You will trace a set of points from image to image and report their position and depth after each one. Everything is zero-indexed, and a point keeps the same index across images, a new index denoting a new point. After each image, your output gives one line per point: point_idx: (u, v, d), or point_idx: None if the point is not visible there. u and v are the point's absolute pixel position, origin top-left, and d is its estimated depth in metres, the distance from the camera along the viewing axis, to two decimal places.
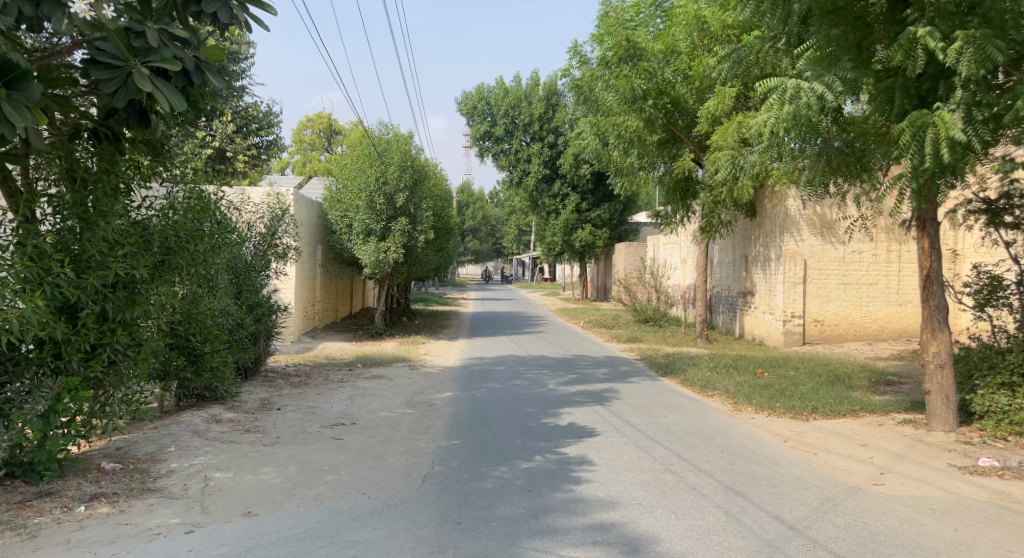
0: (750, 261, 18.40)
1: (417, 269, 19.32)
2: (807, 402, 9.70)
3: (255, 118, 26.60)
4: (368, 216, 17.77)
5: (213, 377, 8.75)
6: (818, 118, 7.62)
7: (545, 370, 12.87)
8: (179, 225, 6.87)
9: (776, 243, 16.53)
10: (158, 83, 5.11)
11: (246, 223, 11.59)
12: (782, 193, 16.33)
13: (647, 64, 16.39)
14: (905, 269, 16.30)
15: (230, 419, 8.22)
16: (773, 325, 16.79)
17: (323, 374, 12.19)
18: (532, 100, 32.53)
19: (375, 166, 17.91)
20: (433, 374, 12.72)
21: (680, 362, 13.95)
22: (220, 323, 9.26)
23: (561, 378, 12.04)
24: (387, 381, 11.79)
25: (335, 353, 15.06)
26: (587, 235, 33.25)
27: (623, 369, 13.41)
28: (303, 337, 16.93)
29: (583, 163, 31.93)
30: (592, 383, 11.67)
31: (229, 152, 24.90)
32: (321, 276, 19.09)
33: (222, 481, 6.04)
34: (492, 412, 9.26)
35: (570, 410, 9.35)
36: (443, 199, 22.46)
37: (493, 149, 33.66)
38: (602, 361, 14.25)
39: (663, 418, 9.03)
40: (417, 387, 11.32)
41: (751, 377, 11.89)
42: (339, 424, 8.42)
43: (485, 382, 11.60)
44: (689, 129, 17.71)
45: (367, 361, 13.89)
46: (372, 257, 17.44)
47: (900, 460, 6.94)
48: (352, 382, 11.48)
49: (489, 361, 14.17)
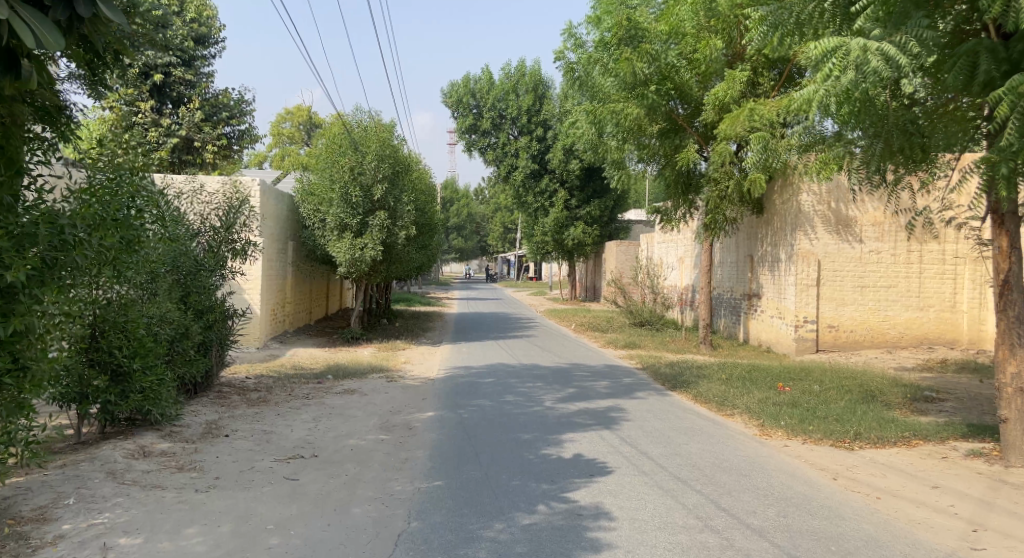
0: (756, 261, 17.12)
1: (397, 268, 17.85)
2: (847, 425, 8.36)
3: (225, 106, 24.94)
4: (343, 211, 16.26)
5: (145, 399, 7.25)
6: (877, 90, 6.33)
7: (539, 383, 11.46)
8: (76, 213, 5.38)
9: (787, 242, 15.25)
10: (23, 15, 3.72)
11: (198, 217, 10.08)
12: (792, 185, 15.09)
13: (649, 46, 14.96)
14: (927, 270, 14.99)
15: (163, 453, 6.74)
16: (783, 331, 15.52)
17: (287, 388, 10.69)
18: (520, 92, 31.08)
19: (351, 155, 16.44)
20: (413, 387, 11.28)
21: (688, 374, 12.56)
22: (157, 334, 7.76)
23: (558, 394, 10.63)
24: (359, 397, 10.32)
25: (304, 362, 13.58)
26: (578, 233, 31.90)
27: (626, 382, 12.01)
28: (271, 343, 15.43)
29: (573, 158, 30.58)
30: (594, 400, 10.26)
31: (197, 142, 24.09)
32: (292, 275, 17.59)
33: (128, 549, 4.58)
34: (482, 440, 7.84)
35: (573, 437, 7.94)
36: (426, 194, 20.99)
37: (480, 143, 32.16)
38: (601, 372, 12.84)
39: (683, 447, 7.64)
40: (394, 405, 9.86)
41: (773, 392, 10.53)
42: (297, 458, 6.95)
43: (472, 399, 10.18)
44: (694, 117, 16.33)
45: (340, 372, 12.42)
46: (347, 256, 16.02)
47: (991, 511, 5.59)
48: (319, 398, 10.02)
49: (476, 371, 12.72)
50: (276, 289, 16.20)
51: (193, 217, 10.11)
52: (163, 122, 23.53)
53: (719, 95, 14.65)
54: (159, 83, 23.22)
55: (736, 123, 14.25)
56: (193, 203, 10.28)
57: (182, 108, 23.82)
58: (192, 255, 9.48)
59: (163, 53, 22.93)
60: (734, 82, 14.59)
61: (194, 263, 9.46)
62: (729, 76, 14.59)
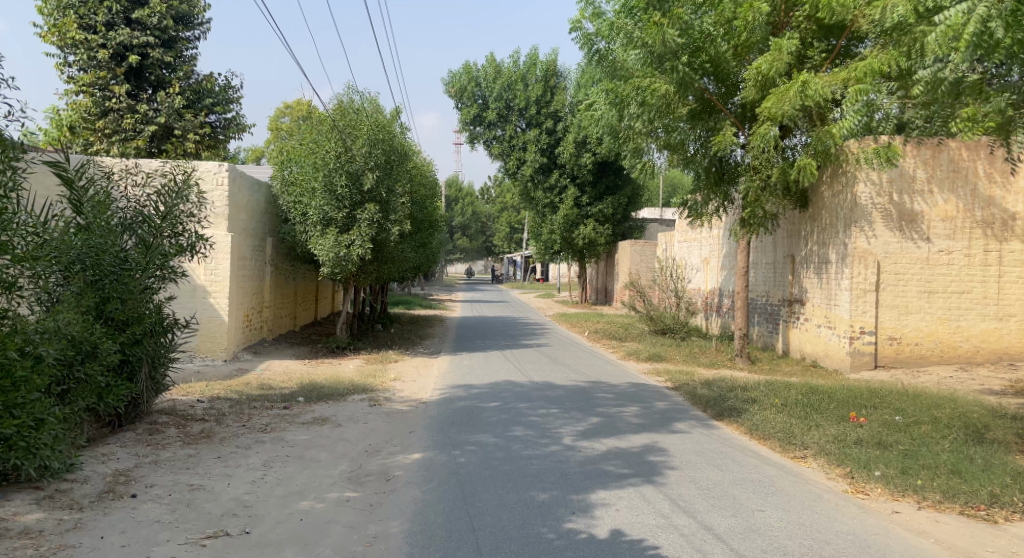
0: (799, 263, 15.02)
1: (390, 268, 15.78)
2: (974, 480, 6.25)
3: (209, 91, 22.94)
4: (327, 203, 14.22)
5: (9, 450, 5.28)
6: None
7: (554, 411, 9.42)
8: None
9: (839, 240, 13.18)
10: None
11: (130, 204, 8.07)
12: (844, 175, 13.06)
13: (682, 12, 12.85)
14: (1006, 273, 12.85)
15: (22, 535, 4.78)
16: (833, 343, 13.44)
17: (242, 416, 8.68)
18: (529, 81, 28.96)
19: (337, 138, 14.37)
20: (400, 415, 9.23)
21: (733, 396, 10.46)
22: (41, 357, 5.75)
23: (581, 426, 8.58)
24: (330, 430, 8.28)
25: (275, 379, 11.57)
26: (589, 232, 30.00)
27: (659, 408, 9.92)
28: (242, 354, 13.46)
29: (585, 151, 28.59)
30: (624, 436, 8.17)
31: (177, 130, 22.07)
32: (271, 276, 15.53)
33: None
34: (484, 503, 5.81)
35: (607, 499, 5.91)
36: (425, 187, 18.93)
37: (485, 136, 29.95)
38: (627, 394, 10.79)
39: (759, 516, 5.57)
40: (371, 442, 7.81)
41: (847, 425, 8.44)
42: (218, 538, 4.95)
43: (473, 433, 8.12)
44: (730, 97, 14.25)
45: (315, 393, 10.39)
46: (331, 254, 13.91)
47: None
48: (279, 433, 7.99)
49: (478, 392, 10.65)
50: (251, 292, 14.30)
51: (124, 205, 8.09)
52: (140, 108, 21.46)
53: (762, 69, 12.55)
54: (135, 65, 21.17)
55: (784, 100, 12.26)
56: (125, 185, 8.20)
57: (161, 92, 21.75)
58: (115, 251, 7.42)
59: (140, 32, 20.84)
60: (780, 52, 12.43)
61: (117, 261, 7.38)
62: (775, 45, 12.46)
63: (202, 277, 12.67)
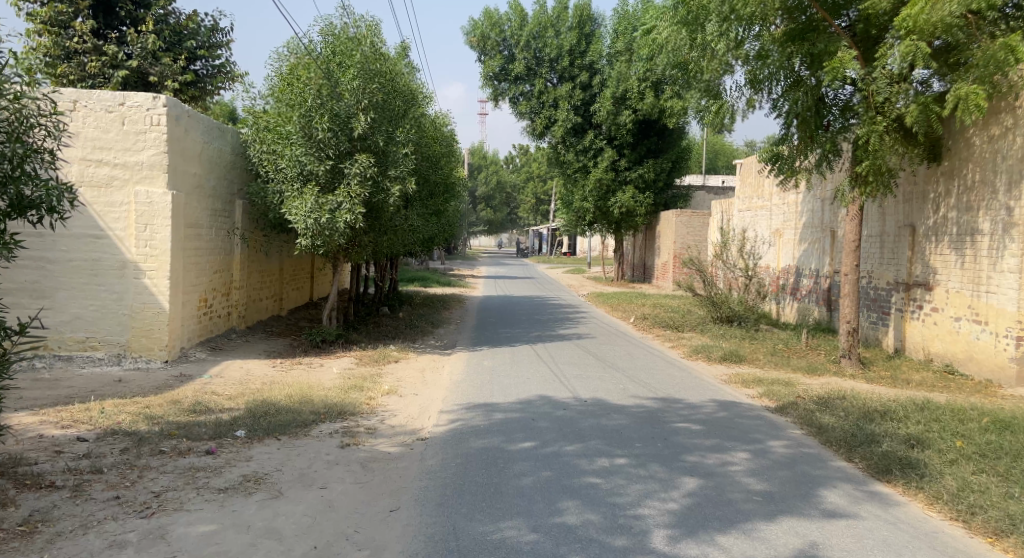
0: (922, 234, 11.44)
1: (392, 241, 12.43)
2: None
3: (192, 31, 19.31)
4: (306, 152, 10.83)
5: None
6: None
7: (624, 463, 6.01)
8: None
9: (1001, 203, 9.61)
10: None
11: None
12: (1009, 112, 9.45)
13: None
14: None
15: None
16: (984, 343, 9.96)
17: (129, 475, 5.41)
18: (561, 29, 25.33)
19: (319, 70, 11.03)
20: (382, 469, 5.90)
21: (882, 432, 6.99)
22: None
23: (674, 501, 5.18)
24: (259, 508, 4.96)
25: (219, 393, 8.29)
26: (628, 200, 26.29)
27: (780, 455, 6.48)
28: (193, 351, 10.24)
29: (625, 108, 24.93)
30: (756, 528, 4.75)
31: (154, 73, 18.14)
32: (241, 248, 12.21)
33: None
34: None
35: None
36: (439, 141, 15.49)
37: (511, 91, 26.15)
38: (722, 427, 7.36)
39: None
40: (320, 541, 4.49)
41: None
42: None
43: (498, 520, 4.78)
44: (841, 13, 10.64)
45: (265, 421, 7.08)
46: (308, 219, 10.56)
47: None
48: (168, 516, 4.71)
49: (503, 422, 7.28)
50: (210, 269, 11.06)
51: None
52: (107, 49, 17.78)
53: None
54: None
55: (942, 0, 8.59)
56: None
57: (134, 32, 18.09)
58: None
59: None
60: None
61: None
62: None
63: (133, 251, 9.45)
